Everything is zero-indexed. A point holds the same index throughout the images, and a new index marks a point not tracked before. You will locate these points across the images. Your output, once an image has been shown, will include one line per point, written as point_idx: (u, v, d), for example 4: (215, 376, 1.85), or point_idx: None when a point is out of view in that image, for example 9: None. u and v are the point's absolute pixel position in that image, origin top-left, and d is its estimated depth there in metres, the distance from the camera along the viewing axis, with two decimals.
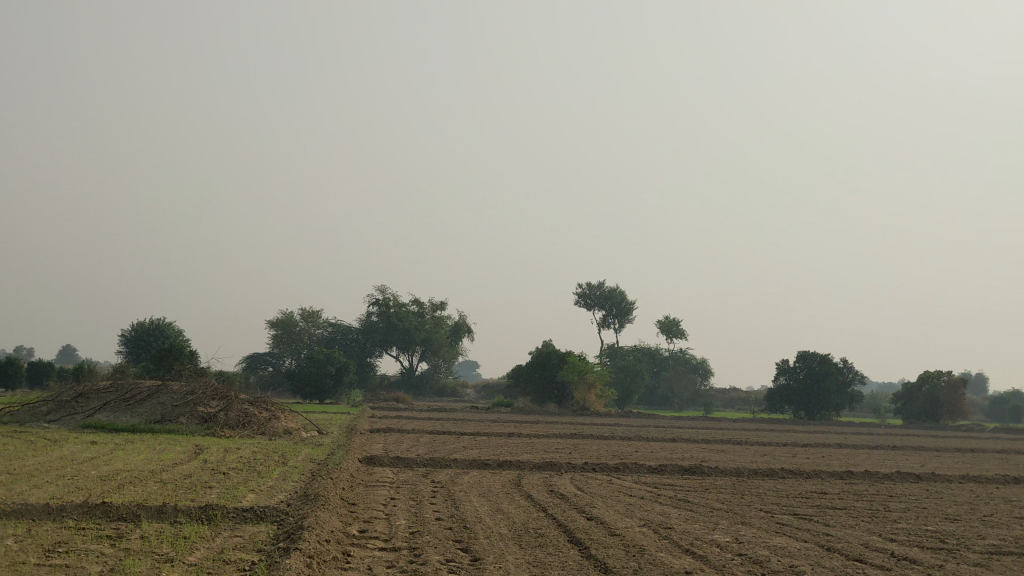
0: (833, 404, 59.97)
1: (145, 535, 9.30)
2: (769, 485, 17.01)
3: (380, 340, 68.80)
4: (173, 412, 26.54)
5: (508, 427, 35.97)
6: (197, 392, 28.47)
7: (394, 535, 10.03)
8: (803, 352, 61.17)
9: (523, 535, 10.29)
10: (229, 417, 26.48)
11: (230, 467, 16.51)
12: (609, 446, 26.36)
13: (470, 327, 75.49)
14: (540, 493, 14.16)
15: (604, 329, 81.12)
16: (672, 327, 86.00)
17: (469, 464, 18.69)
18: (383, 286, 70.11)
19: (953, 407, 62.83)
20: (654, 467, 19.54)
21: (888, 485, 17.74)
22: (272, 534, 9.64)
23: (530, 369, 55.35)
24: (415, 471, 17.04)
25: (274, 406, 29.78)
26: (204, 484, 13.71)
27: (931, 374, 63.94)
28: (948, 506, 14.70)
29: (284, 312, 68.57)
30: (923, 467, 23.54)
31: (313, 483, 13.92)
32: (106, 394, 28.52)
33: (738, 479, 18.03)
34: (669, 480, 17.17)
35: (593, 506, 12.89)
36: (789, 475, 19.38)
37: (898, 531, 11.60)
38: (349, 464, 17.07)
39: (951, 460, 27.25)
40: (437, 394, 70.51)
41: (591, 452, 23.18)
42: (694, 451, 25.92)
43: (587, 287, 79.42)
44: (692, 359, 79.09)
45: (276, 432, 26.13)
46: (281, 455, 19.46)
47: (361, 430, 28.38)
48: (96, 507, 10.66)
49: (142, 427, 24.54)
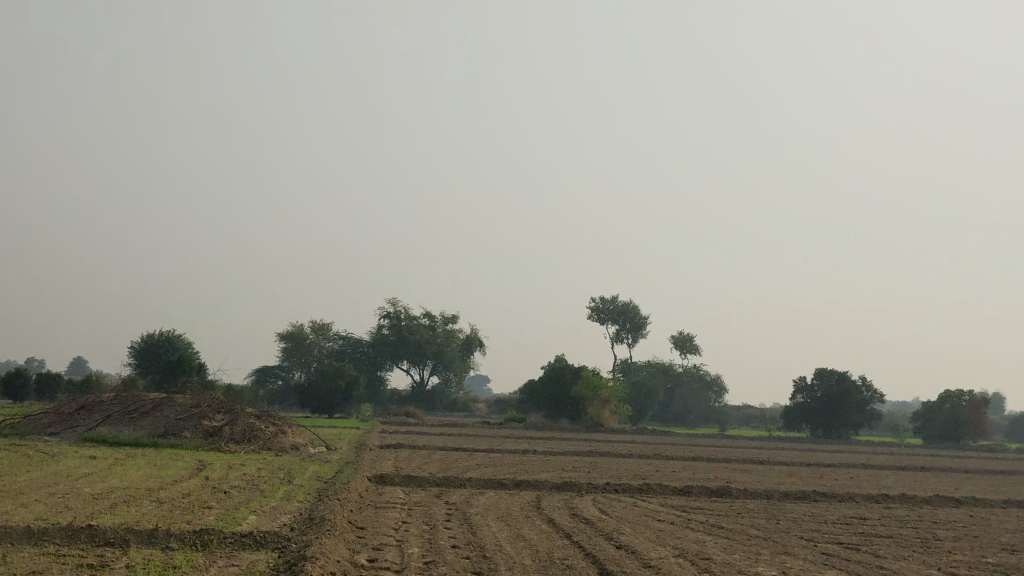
0: (851, 423, 58.73)
1: (131, 565, 8.37)
2: (805, 510, 16.01)
3: (391, 354, 67.92)
4: (177, 426, 25.66)
5: (522, 443, 35.04)
6: (202, 405, 27.58)
7: (407, 567, 9.05)
8: (821, 370, 60.05)
9: (548, 567, 9.31)
10: (235, 432, 25.60)
11: (233, 485, 15.64)
12: (628, 465, 25.37)
13: (482, 341, 74.57)
14: (562, 517, 13.17)
15: (617, 344, 80.07)
16: (686, 342, 84.82)
17: (484, 484, 17.73)
18: (394, 298, 69.25)
19: (975, 427, 61.51)
20: (678, 488, 18.56)
21: (929, 511, 16.70)
22: (273, 565, 8.72)
23: (544, 384, 54.41)
24: (428, 491, 16.15)
25: (282, 419, 28.92)
26: (203, 504, 12.78)
27: (952, 393, 62.73)
28: (1002, 535, 13.65)
29: (294, 325, 67.87)
30: (958, 490, 22.46)
31: (320, 504, 12.97)
32: (109, 406, 27.69)
33: (770, 502, 17.04)
34: (698, 503, 16.21)
35: (622, 533, 11.92)
36: (823, 498, 18.35)
37: (957, 564, 10.62)
38: (358, 483, 16.15)
39: (984, 483, 26.11)
40: (448, 409, 69.55)
41: (609, 472, 22.21)
42: (716, 472, 24.90)
43: (600, 301, 78.47)
44: (706, 375, 77.99)
45: (283, 448, 25.25)
46: (287, 472, 18.55)
47: (371, 446, 27.49)
48: (81, 531, 9.75)
49: (145, 441, 23.71)
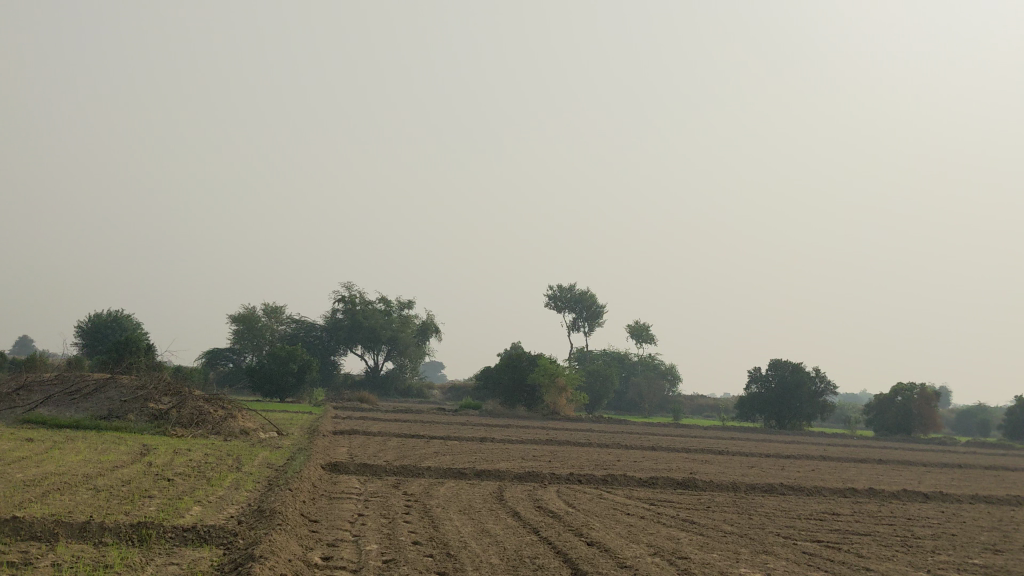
0: (805, 414, 58.83)
1: (58, 563, 7.51)
2: (776, 503, 15.54)
3: (345, 338, 66.74)
4: (122, 408, 24.57)
5: (477, 431, 34.38)
6: (147, 387, 26.47)
7: (366, 566, 8.32)
8: (776, 360, 60.04)
9: (518, 567, 8.59)
10: (182, 415, 24.57)
11: (178, 472, 14.75)
12: (589, 454, 24.78)
13: (438, 327, 73.75)
14: (527, 511, 12.51)
15: (573, 332, 79.68)
16: (642, 331, 84.71)
17: (443, 474, 16.99)
18: (350, 282, 68.04)
19: (926, 420, 61.96)
20: (643, 480, 17.95)
21: (900, 506, 16.33)
22: (216, 564, 7.93)
23: (499, 371, 53.72)
24: (384, 481, 15.41)
25: (232, 402, 27.90)
26: (143, 493, 11.91)
27: (904, 386, 63.10)
28: (980, 533, 13.28)
29: (246, 307, 66.51)
30: (921, 484, 22.18)
31: (270, 494, 12.18)
32: (50, 387, 26.48)
33: (737, 495, 16.55)
34: (664, 495, 15.67)
35: (591, 528, 11.27)
36: (791, 491, 17.89)
37: (943, 565, 10.17)
38: (311, 471, 15.35)
39: (944, 477, 25.91)
40: (402, 395, 68.68)
41: (571, 461, 21.62)
42: (678, 462, 24.41)
43: (558, 288, 77.97)
44: (661, 364, 77.95)
45: (233, 432, 24.30)
46: (237, 459, 17.67)
47: (324, 431, 26.57)
48: (4, 523, 8.84)
49: (86, 423, 22.62)
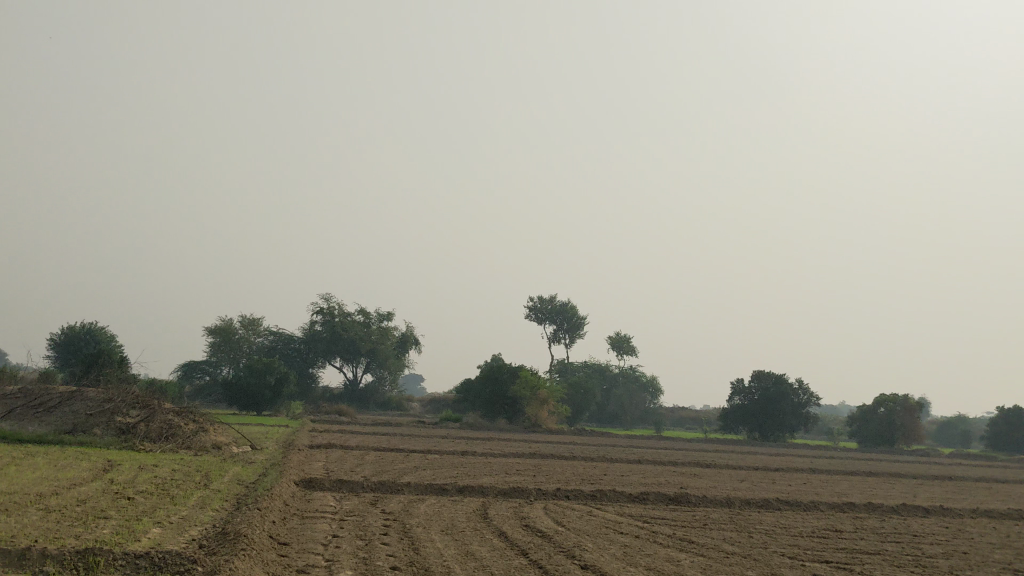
0: (788, 426, 58.24)
1: None
2: (774, 520, 14.76)
3: (323, 351, 65.54)
4: (87, 422, 23.54)
5: (457, 444, 33.52)
6: (115, 400, 25.42)
7: None
8: (759, 372, 59.44)
9: None
10: (151, 429, 23.56)
11: (140, 490, 13.82)
12: (574, 468, 24.01)
13: (417, 339, 72.79)
14: (515, 529, 11.74)
15: (554, 343, 78.88)
16: (624, 342, 84.05)
17: (424, 490, 16.13)
18: (328, 294, 66.92)
19: (909, 431, 61.52)
20: (633, 496, 17.14)
21: (903, 522, 15.59)
22: None
23: (480, 384, 52.80)
24: (361, 498, 14.57)
25: (204, 416, 26.89)
26: (98, 513, 10.98)
27: (888, 397, 62.69)
28: (992, 551, 12.59)
29: (222, 318, 65.36)
30: (916, 498, 21.51)
31: (238, 514, 11.31)
32: (13, 400, 25.40)
33: (733, 511, 15.81)
34: (657, 512, 14.90)
35: (584, 550, 10.47)
36: (787, 507, 17.17)
37: None
38: (283, 488, 14.43)
39: (938, 490, 25.25)
40: (381, 408, 67.73)
41: (555, 476, 20.81)
42: (666, 476, 23.64)
43: (538, 299, 77.14)
44: (643, 376, 77.42)
45: (204, 447, 23.33)
46: (205, 475, 16.75)
47: (300, 446, 25.62)
48: None
49: (50, 437, 21.58)
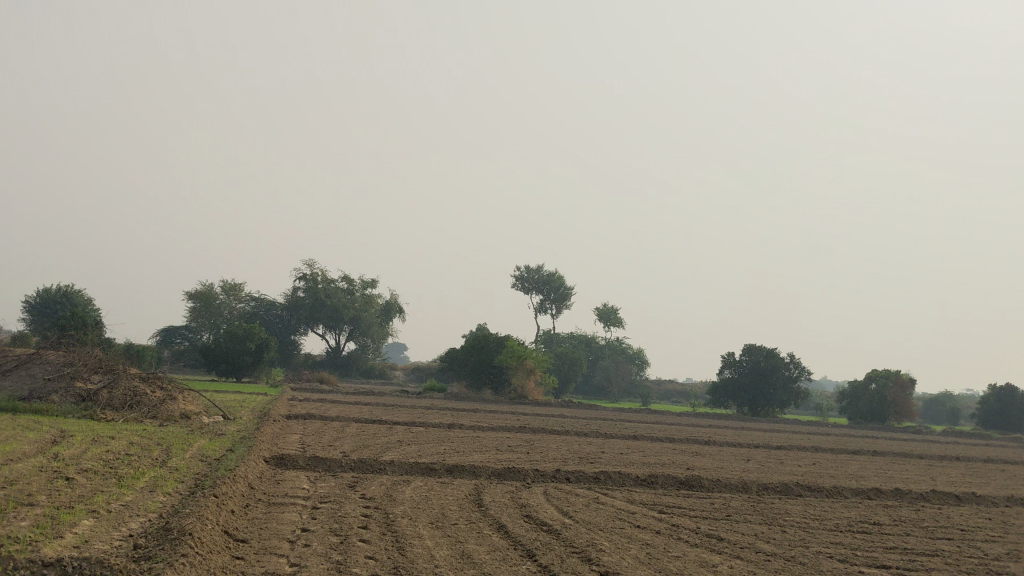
0: (779, 400, 56.79)
1: None
2: (801, 510, 13.13)
3: (306, 317, 63.39)
4: (45, 388, 21.70)
5: (441, 416, 31.91)
6: (75, 364, 23.57)
7: None
8: (749, 345, 57.94)
9: None
10: (114, 396, 21.73)
11: (82, 468, 12.02)
12: (569, 444, 22.41)
13: (401, 307, 71.09)
14: (514, 523, 10.02)
15: (540, 313, 77.32)
16: (612, 315, 82.60)
17: (409, 470, 14.42)
18: (311, 261, 64.99)
19: (900, 407, 60.24)
20: (641, 478, 15.50)
21: (941, 513, 13.99)
22: None
23: (464, 353, 51.12)
24: (339, 479, 12.88)
25: (173, 382, 25.05)
26: (22, 499, 9.22)
27: (880, 373, 61.34)
28: None
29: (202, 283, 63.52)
30: (937, 482, 19.89)
31: (192, 502, 9.53)
32: None
33: (753, 498, 14.18)
34: (670, 499, 13.24)
35: (602, 551, 8.81)
36: (810, 493, 15.55)
37: None
38: (249, 467, 12.72)
39: (956, 473, 23.68)
40: (364, 376, 66.16)
41: (550, 453, 19.15)
42: (667, 455, 22.07)
43: (524, 269, 75.37)
44: (629, 349, 76.18)
45: (171, 417, 21.61)
46: (166, 450, 14.96)
47: (275, 416, 23.87)
48: None
49: (3, 403, 19.76)
